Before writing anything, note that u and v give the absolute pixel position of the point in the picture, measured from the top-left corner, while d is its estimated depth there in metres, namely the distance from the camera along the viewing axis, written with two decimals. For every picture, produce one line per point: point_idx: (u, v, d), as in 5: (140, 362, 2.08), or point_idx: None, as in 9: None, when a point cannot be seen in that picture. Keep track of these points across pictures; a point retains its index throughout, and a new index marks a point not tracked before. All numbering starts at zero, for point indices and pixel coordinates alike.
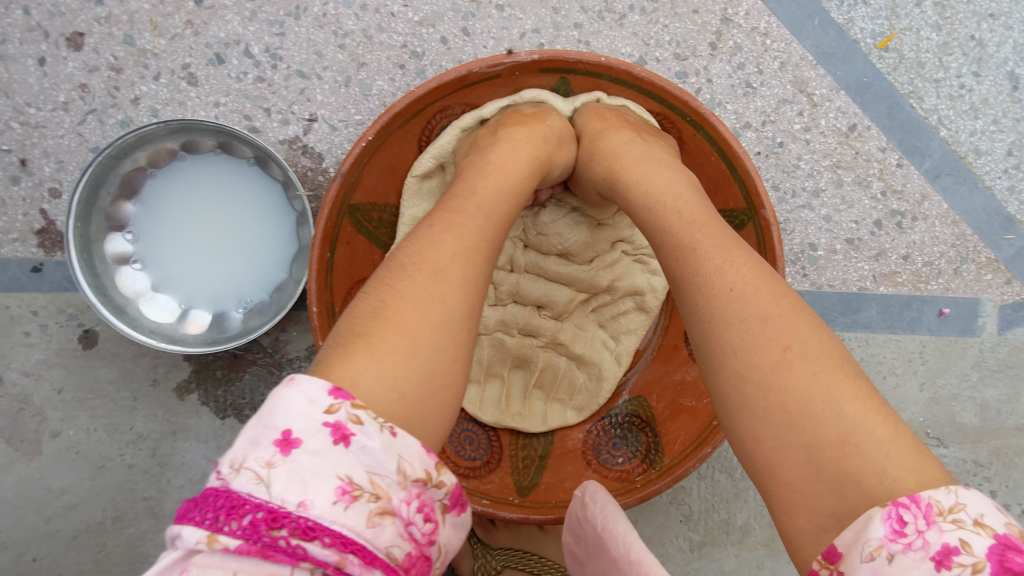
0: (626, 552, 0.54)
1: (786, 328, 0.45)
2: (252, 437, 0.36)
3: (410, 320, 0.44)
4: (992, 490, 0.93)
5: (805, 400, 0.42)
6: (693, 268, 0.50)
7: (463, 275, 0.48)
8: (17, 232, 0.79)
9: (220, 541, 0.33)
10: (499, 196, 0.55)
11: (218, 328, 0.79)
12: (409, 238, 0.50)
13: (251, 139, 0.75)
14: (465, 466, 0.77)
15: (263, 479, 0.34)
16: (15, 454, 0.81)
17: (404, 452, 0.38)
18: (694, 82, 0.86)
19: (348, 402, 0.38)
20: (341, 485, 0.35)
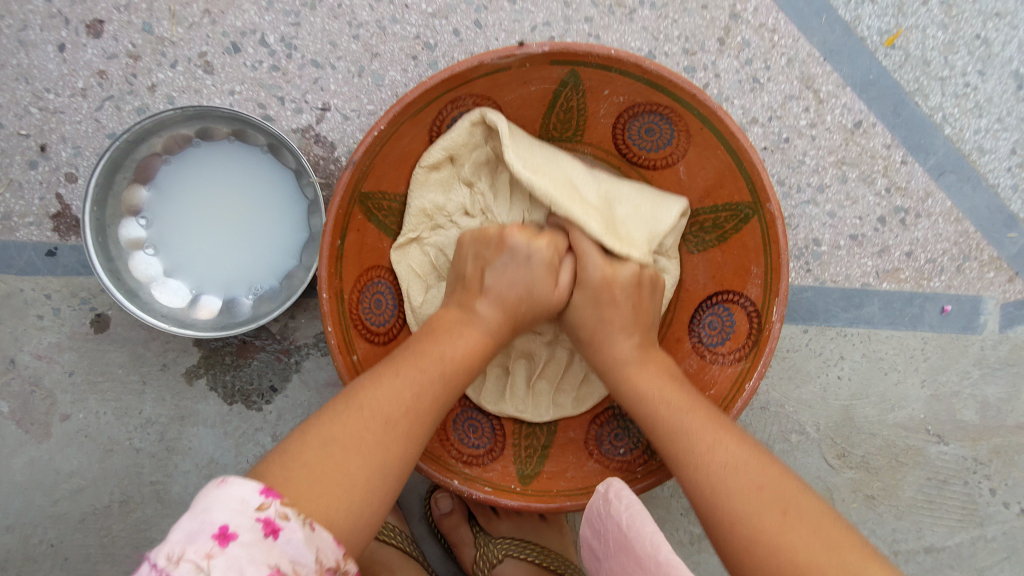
0: (651, 551, 0.55)
1: (775, 494, 0.51)
2: (189, 531, 0.42)
3: (353, 466, 0.50)
4: (991, 487, 0.93)
5: (809, 554, 0.47)
6: (690, 449, 0.55)
7: (410, 431, 0.54)
8: (33, 216, 0.80)
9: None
10: (460, 363, 0.59)
11: (229, 313, 0.80)
12: (370, 380, 0.56)
13: (265, 126, 0.76)
14: (467, 454, 0.78)
15: (202, 568, 0.41)
16: (25, 436, 0.82)
17: (321, 543, 0.46)
18: (702, 77, 0.87)
19: (277, 500, 0.45)
20: (271, 572, 0.42)
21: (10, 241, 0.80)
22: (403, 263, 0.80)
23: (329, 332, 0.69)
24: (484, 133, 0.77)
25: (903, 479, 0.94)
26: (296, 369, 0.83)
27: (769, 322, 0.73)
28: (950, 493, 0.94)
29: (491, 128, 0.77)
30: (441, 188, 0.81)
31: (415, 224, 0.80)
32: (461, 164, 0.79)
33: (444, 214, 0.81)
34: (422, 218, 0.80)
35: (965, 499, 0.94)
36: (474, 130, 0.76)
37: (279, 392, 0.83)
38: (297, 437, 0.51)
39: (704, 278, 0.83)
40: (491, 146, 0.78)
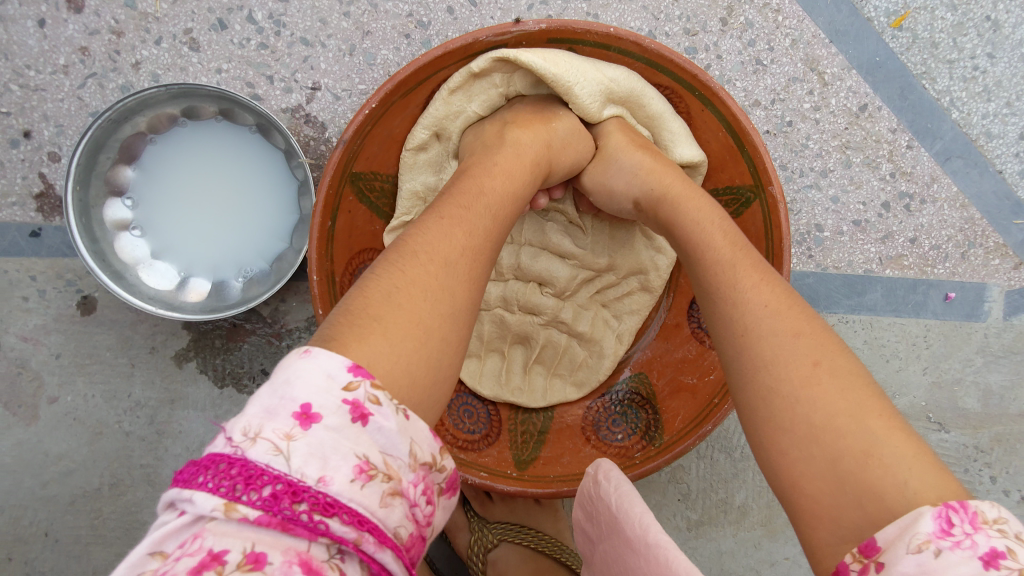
0: (641, 532, 0.54)
1: (814, 345, 0.46)
2: (267, 406, 0.34)
3: (421, 310, 0.43)
4: (991, 475, 0.92)
5: (828, 414, 0.42)
6: (727, 287, 0.52)
7: (470, 273, 0.48)
8: (16, 195, 0.78)
9: (238, 512, 0.31)
10: (501, 198, 0.56)
11: (218, 296, 0.78)
12: (416, 227, 0.49)
13: (252, 105, 0.74)
14: (462, 439, 0.76)
15: (282, 451, 0.32)
16: (13, 418, 0.81)
17: (416, 435, 0.37)
18: (704, 58, 0.85)
19: (368, 380, 0.36)
20: (359, 464, 0.34)
21: None
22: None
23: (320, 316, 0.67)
24: (465, 95, 0.72)
25: None
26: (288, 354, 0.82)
27: None
28: None
29: (471, 89, 0.72)
30: (430, 168, 0.77)
31: (407, 206, 0.77)
32: (448, 139, 0.76)
33: (436, 193, 0.78)
34: (414, 200, 0.77)
35: (965, 487, 0.93)
36: (452, 98, 0.72)
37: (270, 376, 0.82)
38: (357, 292, 0.43)
39: None
40: (476, 108, 0.73)
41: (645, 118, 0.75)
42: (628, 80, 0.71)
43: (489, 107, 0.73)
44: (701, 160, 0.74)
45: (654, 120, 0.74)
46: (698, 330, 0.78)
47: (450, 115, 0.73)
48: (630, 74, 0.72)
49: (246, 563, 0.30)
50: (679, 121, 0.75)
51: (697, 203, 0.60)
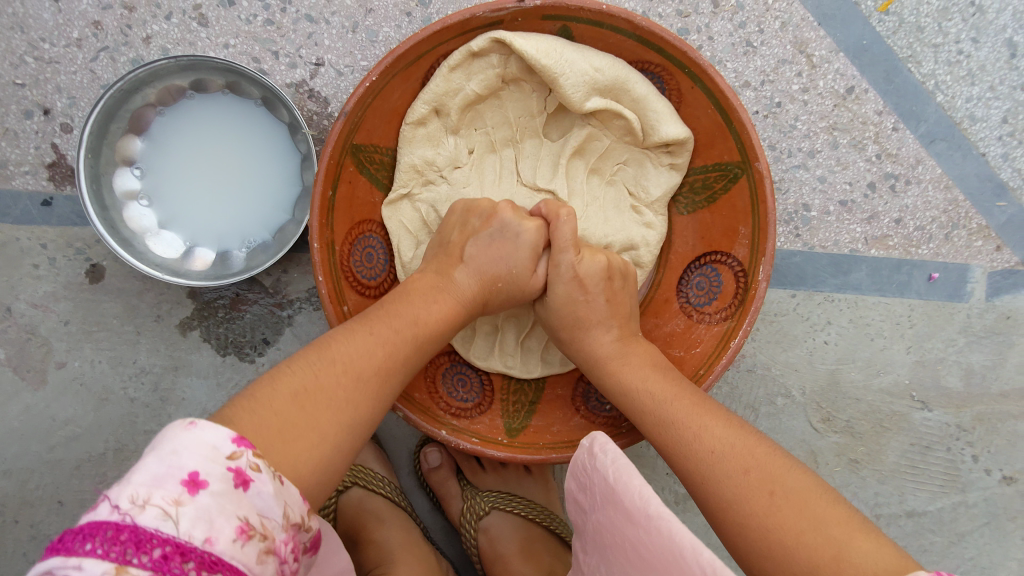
0: (639, 503, 0.51)
1: (764, 474, 0.52)
2: (156, 475, 0.38)
3: (325, 420, 0.49)
4: (973, 454, 0.95)
5: (796, 533, 0.47)
6: (678, 437, 0.58)
7: (379, 391, 0.54)
8: (28, 165, 0.81)
9: (130, 572, 0.34)
10: (435, 325, 0.61)
11: (222, 266, 0.81)
12: (344, 334, 0.55)
13: (259, 78, 0.76)
14: (455, 407, 0.79)
15: (170, 516, 0.37)
16: (22, 383, 0.84)
17: (289, 499, 0.43)
18: (695, 39, 0.88)
19: (249, 450, 0.42)
20: (240, 524, 0.39)
21: (6, 189, 0.81)
22: (394, 218, 0.81)
23: (319, 283, 0.70)
24: (464, 73, 0.75)
25: (887, 444, 0.95)
26: (289, 323, 0.85)
27: (755, 282, 0.74)
28: (933, 459, 0.95)
29: (470, 67, 0.75)
30: (428, 141, 0.80)
31: (405, 179, 0.80)
32: (447, 116, 0.78)
33: (433, 167, 0.80)
34: (412, 173, 0.80)
35: (947, 465, 0.95)
36: (452, 75, 0.75)
37: (271, 345, 0.85)
38: (270, 380, 0.50)
39: (693, 240, 0.83)
40: (474, 86, 0.76)
41: (631, 104, 0.77)
42: (614, 67, 0.75)
43: (486, 86, 0.76)
44: (687, 137, 0.76)
45: (638, 105, 0.76)
46: (687, 305, 0.82)
47: (446, 90, 0.76)
48: (615, 63, 0.75)
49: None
50: (665, 102, 0.76)
51: (643, 365, 0.65)
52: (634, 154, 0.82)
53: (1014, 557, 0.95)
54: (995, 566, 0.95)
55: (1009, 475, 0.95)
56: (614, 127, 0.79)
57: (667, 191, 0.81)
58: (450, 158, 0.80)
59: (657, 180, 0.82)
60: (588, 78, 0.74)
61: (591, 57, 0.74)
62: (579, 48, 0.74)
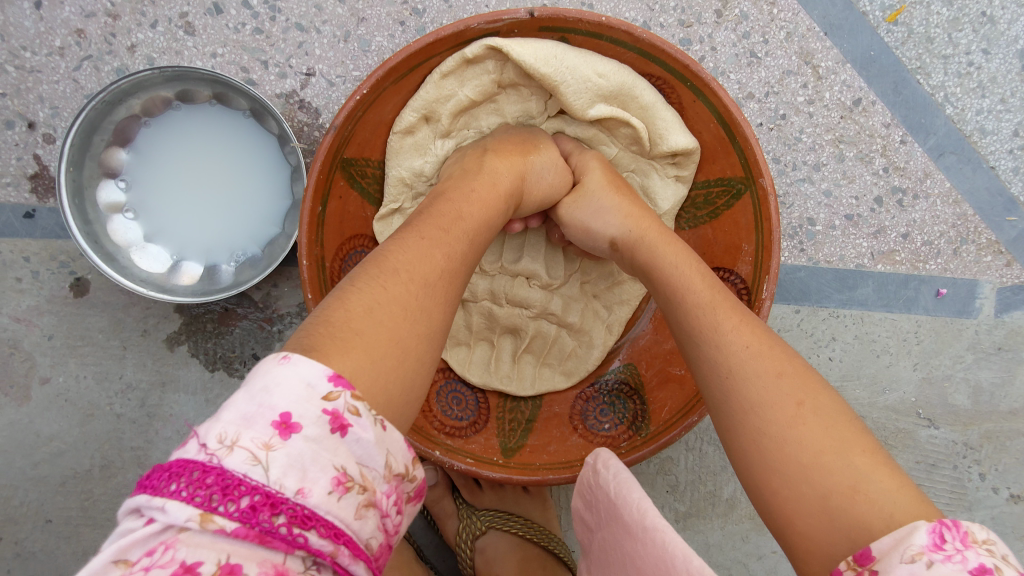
0: (639, 518, 0.50)
1: (797, 386, 0.47)
2: (246, 412, 0.34)
3: (400, 330, 0.43)
4: (981, 473, 0.92)
5: (816, 453, 0.44)
6: (710, 325, 0.52)
7: (445, 294, 0.49)
8: (10, 176, 0.79)
9: (215, 522, 0.31)
10: (478, 222, 0.57)
11: (210, 280, 0.78)
12: (396, 244, 0.49)
13: (247, 90, 0.74)
14: (450, 425, 0.77)
15: (261, 461, 0.32)
16: (5, 398, 0.82)
17: (392, 446, 0.38)
18: (698, 50, 0.85)
19: (348, 390, 0.36)
20: (336, 476, 0.35)
21: None
22: (386, 233, 0.78)
23: (308, 300, 0.68)
24: (458, 80, 0.73)
25: (892, 462, 0.93)
26: (279, 338, 0.83)
27: (759, 300, 0.72)
28: (940, 478, 0.93)
29: (464, 74, 0.72)
30: (417, 150, 0.77)
31: (394, 193, 0.77)
32: (438, 123, 0.75)
33: (423, 177, 0.77)
34: (402, 187, 0.77)
35: (954, 484, 0.93)
36: (444, 82, 0.72)
37: (261, 361, 0.83)
38: (335, 302, 0.43)
39: (694, 255, 0.81)
40: (468, 93, 0.73)
41: (638, 111, 0.74)
42: (618, 73, 0.72)
43: (481, 92, 0.74)
44: (695, 147, 0.74)
45: (646, 112, 0.74)
46: None
47: (444, 98, 0.73)
48: (621, 68, 0.72)
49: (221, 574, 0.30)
50: (672, 111, 0.74)
51: (671, 244, 0.61)
52: (641, 163, 0.80)
53: None
54: None
55: (1017, 495, 0.93)
56: (620, 135, 0.78)
57: (676, 204, 0.79)
58: (440, 164, 0.77)
59: (664, 194, 0.79)
60: (590, 85, 0.72)
61: (593, 63, 0.71)
62: (579, 56, 0.71)
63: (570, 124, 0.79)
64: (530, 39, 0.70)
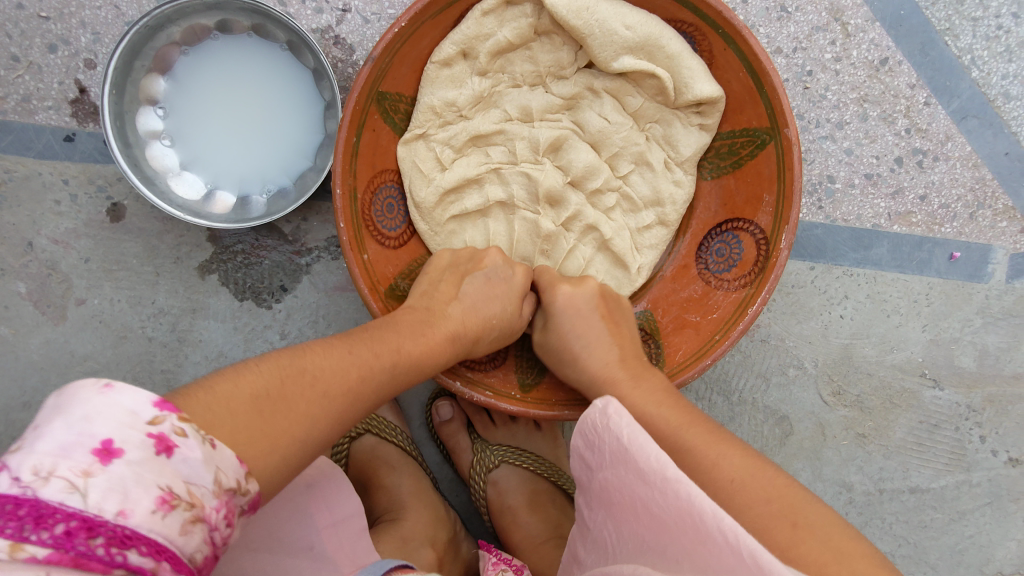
0: (657, 466, 0.51)
1: (786, 504, 0.52)
2: (63, 443, 0.35)
3: (282, 429, 0.45)
4: (981, 435, 0.95)
5: (821, 565, 0.46)
6: (690, 459, 0.57)
7: (341, 413, 0.51)
8: (52, 100, 0.81)
9: (26, 550, 0.31)
10: (414, 361, 0.59)
11: (242, 210, 0.81)
12: (322, 346, 0.53)
13: (286, 21, 0.76)
14: (471, 359, 0.80)
15: (77, 488, 0.33)
16: (42, 317, 0.85)
17: (221, 464, 0.40)
18: (729, 2, 0.86)
19: (173, 414, 0.38)
20: (161, 494, 0.35)
21: (29, 124, 0.81)
22: (407, 158, 0.78)
23: (341, 229, 0.70)
24: (497, 20, 0.75)
25: (895, 420, 0.95)
26: (307, 271, 0.85)
27: (776, 250, 0.74)
28: (940, 438, 0.95)
29: (503, 14, 0.75)
30: (451, 84, 0.77)
31: (422, 119, 0.77)
32: (475, 61, 0.77)
33: (453, 108, 0.78)
34: (431, 115, 0.77)
35: (954, 444, 0.95)
36: (484, 20, 0.74)
37: (289, 292, 0.85)
38: (228, 379, 0.45)
39: (715, 206, 0.83)
40: (506, 34, 0.75)
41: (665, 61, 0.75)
42: (647, 25, 0.73)
43: (518, 36, 0.75)
44: (720, 97, 0.75)
45: (673, 62, 0.74)
46: (705, 271, 0.81)
47: (481, 34, 0.75)
48: (649, 19, 0.74)
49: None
50: (698, 60, 0.75)
51: (635, 382, 0.67)
52: (665, 113, 0.79)
53: (1014, 538, 0.95)
54: (992, 545, 0.96)
55: (1015, 457, 0.95)
56: (646, 86, 0.78)
57: (698, 151, 0.80)
58: (473, 99, 0.78)
59: (686, 141, 0.80)
60: (617, 38, 0.73)
61: (621, 13, 0.73)
62: (612, 3, 0.73)
63: (598, 77, 0.79)
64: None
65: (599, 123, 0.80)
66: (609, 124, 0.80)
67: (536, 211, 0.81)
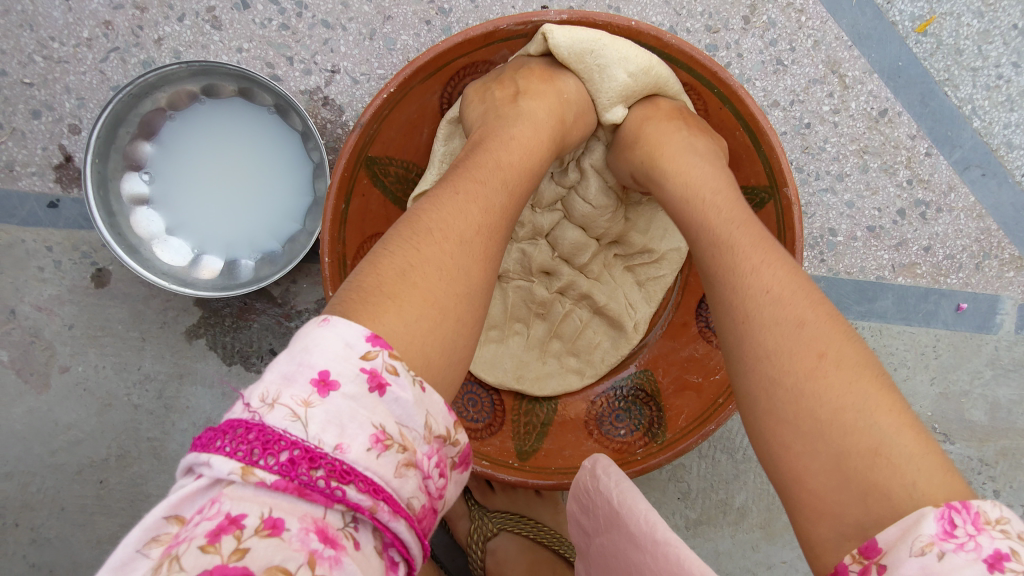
0: (648, 529, 0.49)
1: (818, 332, 0.42)
2: (286, 372, 0.34)
3: (437, 290, 0.42)
4: (995, 490, 0.92)
5: (835, 409, 0.39)
6: (729, 266, 0.47)
7: (485, 252, 0.48)
8: (35, 166, 0.79)
9: (256, 475, 0.31)
10: (517, 170, 0.56)
11: (229, 275, 0.79)
12: (431, 200, 0.48)
13: (272, 87, 0.74)
14: (465, 427, 0.77)
15: (299, 417, 0.32)
16: (25, 386, 0.82)
17: (431, 407, 0.37)
18: (724, 56, 0.85)
19: (385, 350, 0.36)
20: (375, 433, 0.34)
21: (12, 190, 0.80)
22: None
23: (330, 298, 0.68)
24: None
25: None
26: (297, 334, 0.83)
27: None
28: None
29: None
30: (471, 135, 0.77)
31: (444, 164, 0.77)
32: None
33: None
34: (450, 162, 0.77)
35: None
36: None
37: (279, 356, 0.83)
38: (368, 266, 0.42)
39: None
40: None
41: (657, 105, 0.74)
42: (650, 72, 0.68)
43: None
44: None
45: None
46: (706, 329, 0.78)
47: None
48: (651, 62, 0.68)
49: (264, 528, 0.30)
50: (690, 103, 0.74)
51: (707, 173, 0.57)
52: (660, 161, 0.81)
53: None
54: None
55: None
56: None
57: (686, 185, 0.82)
58: None
59: None
60: (617, 84, 0.68)
61: (625, 57, 0.67)
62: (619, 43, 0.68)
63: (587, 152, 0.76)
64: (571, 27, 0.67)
65: (585, 208, 0.77)
66: (595, 210, 0.77)
67: (530, 280, 0.83)
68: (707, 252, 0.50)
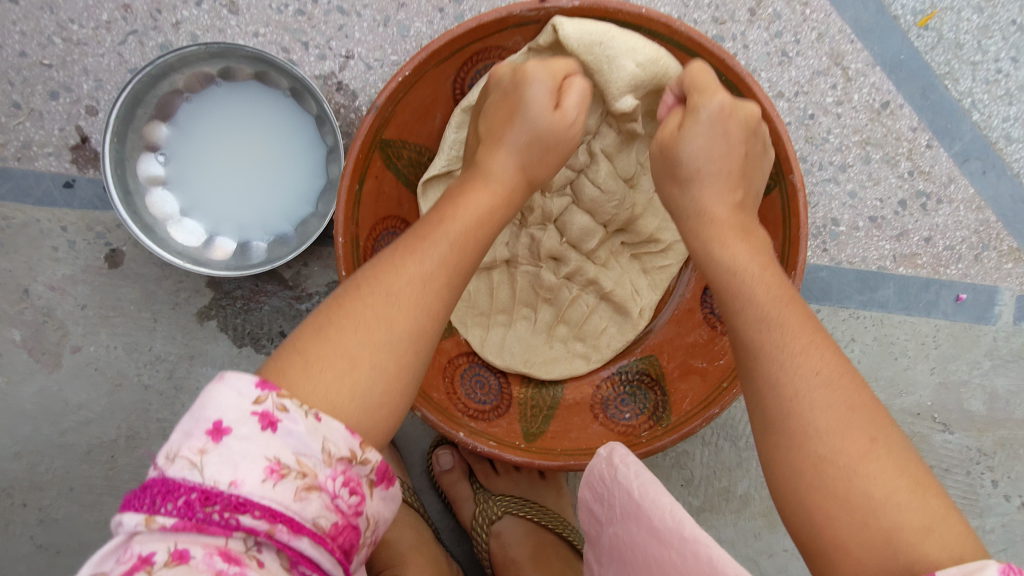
0: (674, 525, 0.50)
1: (867, 415, 0.45)
2: (186, 428, 0.38)
3: (350, 345, 0.45)
4: (993, 479, 0.93)
5: (887, 491, 0.42)
6: (779, 344, 0.48)
7: (416, 302, 0.48)
8: (52, 146, 0.80)
9: (157, 521, 0.36)
10: (472, 211, 0.55)
11: (242, 256, 0.80)
12: (374, 261, 0.51)
13: (288, 69, 0.75)
14: (473, 408, 0.77)
15: (196, 464, 0.37)
16: (36, 365, 0.83)
17: (329, 434, 0.41)
18: (730, 47, 0.86)
19: (275, 393, 0.40)
20: (269, 465, 0.38)
21: (28, 170, 0.81)
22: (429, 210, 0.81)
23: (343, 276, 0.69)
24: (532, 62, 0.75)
25: None
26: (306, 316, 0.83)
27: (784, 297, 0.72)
28: (951, 483, 0.93)
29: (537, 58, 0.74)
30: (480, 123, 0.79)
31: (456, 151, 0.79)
32: None
33: None
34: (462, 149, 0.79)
35: (966, 489, 0.93)
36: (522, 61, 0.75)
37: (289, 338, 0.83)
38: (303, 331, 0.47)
39: None
40: None
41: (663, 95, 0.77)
42: (658, 63, 0.71)
43: None
44: None
45: None
46: (710, 315, 0.79)
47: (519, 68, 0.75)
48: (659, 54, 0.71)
49: (172, 559, 0.35)
50: None
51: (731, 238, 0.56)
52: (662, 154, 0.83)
53: None
54: None
55: None
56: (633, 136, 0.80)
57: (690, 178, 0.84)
58: None
59: None
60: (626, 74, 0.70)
61: (635, 49, 0.70)
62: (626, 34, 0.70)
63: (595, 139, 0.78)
64: (582, 19, 0.70)
65: (594, 191, 0.78)
66: (602, 193, 0.78)
67: (538, 266, 0.83)
68: (722, 281, 0.54)
